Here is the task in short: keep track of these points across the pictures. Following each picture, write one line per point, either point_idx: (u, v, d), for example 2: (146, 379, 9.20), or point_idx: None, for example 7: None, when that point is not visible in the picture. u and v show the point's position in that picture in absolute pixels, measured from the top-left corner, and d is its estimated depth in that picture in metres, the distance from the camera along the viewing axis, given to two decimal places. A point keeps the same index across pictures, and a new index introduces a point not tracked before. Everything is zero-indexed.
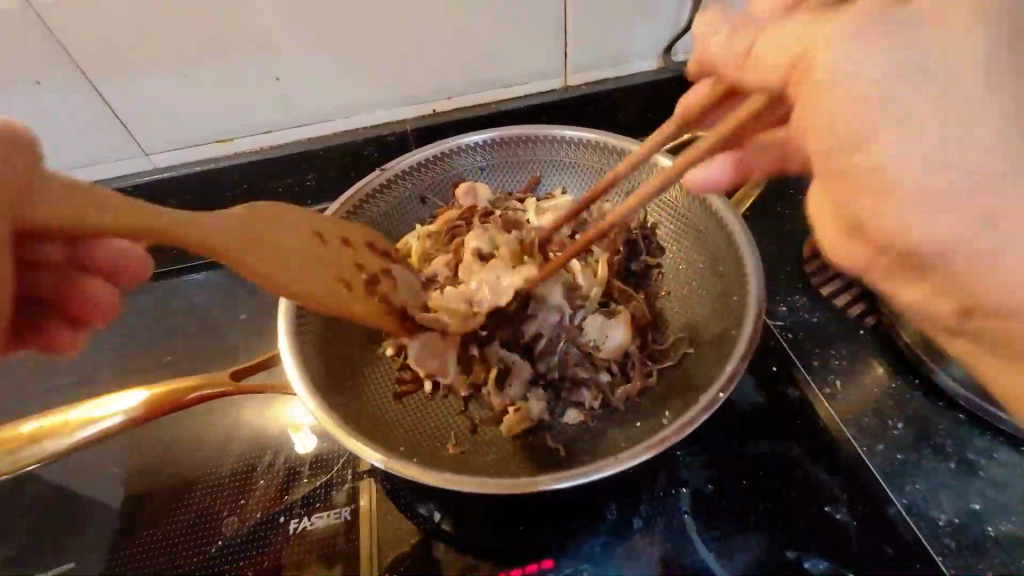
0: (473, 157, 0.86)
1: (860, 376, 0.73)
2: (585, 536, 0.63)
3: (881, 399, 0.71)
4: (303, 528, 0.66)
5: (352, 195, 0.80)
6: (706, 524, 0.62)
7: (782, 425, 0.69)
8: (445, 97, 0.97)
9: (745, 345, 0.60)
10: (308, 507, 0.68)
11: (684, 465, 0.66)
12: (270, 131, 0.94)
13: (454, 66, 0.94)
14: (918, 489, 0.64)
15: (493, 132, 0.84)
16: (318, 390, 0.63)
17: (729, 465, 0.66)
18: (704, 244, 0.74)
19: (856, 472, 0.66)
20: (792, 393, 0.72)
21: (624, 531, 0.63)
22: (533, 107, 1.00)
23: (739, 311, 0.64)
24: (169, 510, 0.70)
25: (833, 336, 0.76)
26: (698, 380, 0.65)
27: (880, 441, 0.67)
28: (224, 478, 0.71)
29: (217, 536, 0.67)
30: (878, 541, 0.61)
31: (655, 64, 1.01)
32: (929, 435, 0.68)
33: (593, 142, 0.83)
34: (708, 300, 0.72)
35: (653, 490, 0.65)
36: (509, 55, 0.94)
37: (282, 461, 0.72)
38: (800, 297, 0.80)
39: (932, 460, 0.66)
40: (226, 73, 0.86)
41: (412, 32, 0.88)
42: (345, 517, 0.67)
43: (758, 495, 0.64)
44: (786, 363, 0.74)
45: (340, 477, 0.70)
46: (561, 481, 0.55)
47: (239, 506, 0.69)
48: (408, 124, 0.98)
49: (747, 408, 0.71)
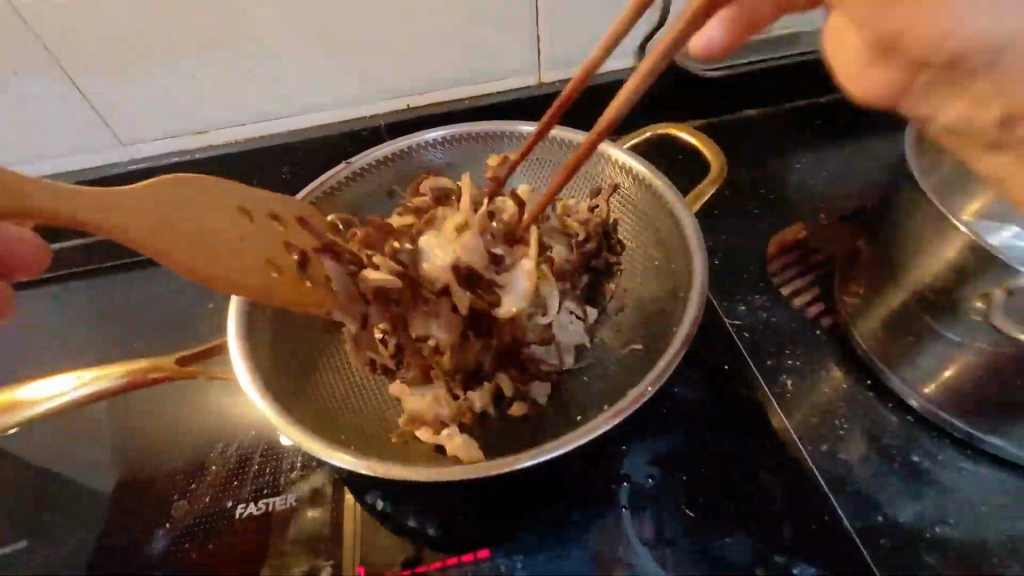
0: (439, 152, 0.87)
1: (813, 377, 0.73)
2: (523, 528, 0.63)
3: (833, 400, 0.71)
4: (249, 512, 0.68)
5: (314, 189, 0.80)
6: (645, 518, 0.63)
7: (730, 424, 0.69)
8: (419, 93, 0.97)
9: (684, 339, 0.60)
10: (256, 493, 0.69)
11: (627, 460, 0.66)
12: (244, 125, 0.95)
13: (426, 62, 0.94)
14: (862, 490, 0.64)
15: (455, 126, 0.84)
16: (265, 378, 0.64)
17: (673, 461, 0.66)
18: (658, 241, 0.75)
19: (800, 472, 0.65)
20: (744, 392, 0.71)
21: (564, 523, 0.64)
22: (506, 104, 1.00)
23: (682, 309, 0.65)
24: (123, 495, 0.71)
25: (789, 335, 0.76)
26: (640, 378, 0.66)
27: (827, 442, 0.67)
28: (177, 464, 0.72)
29: (167, 517, 0.68)
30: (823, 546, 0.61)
31: (631, 62, 1.01)
32: (878, 437, 0.68)
33: (554, 136, 0.83)
34: (659, 299, 0.72)
35: (594, 485, 0.65)
36: (482, 53, 0.94)
37: (234, 448, 0.73)
38: (760, 297, 0.80)
39: (879, 461, 0.66)
40: (198, 65, 0.86)
41: (412, 32, 0.89)
42: (291, 504, 0.68)
43: (700, 492, 0.64)
44: (740, 361, 0.74)
45: (290, 464, 0.71)
46: (489, 468, 0.56)
47: (190, 490, 0.70)
48: (381, 119, 0.98)
49: (696, 405, 0.70)
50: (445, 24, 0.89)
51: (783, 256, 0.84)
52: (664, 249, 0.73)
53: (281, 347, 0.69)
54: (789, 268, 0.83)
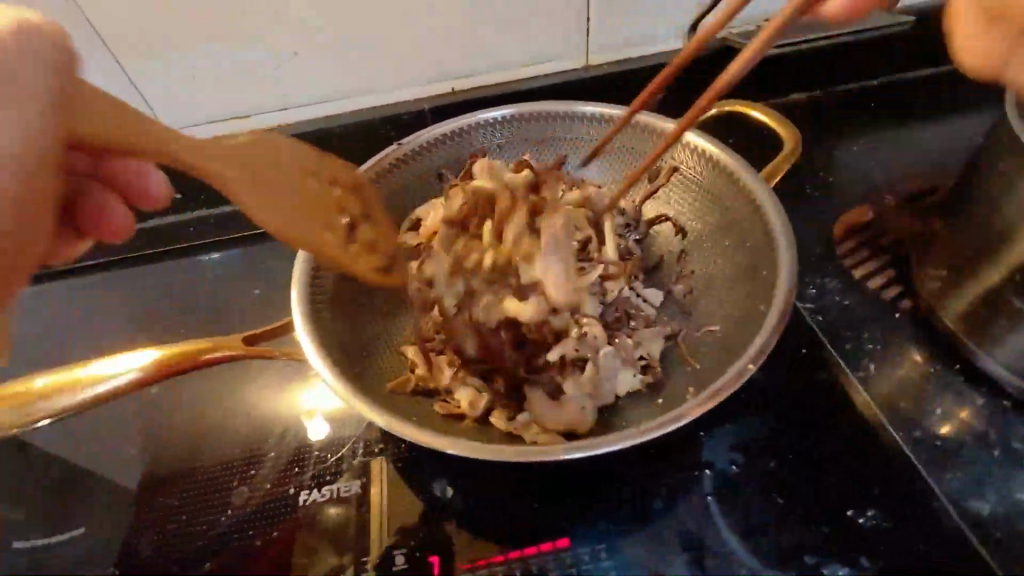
0: (491, 134, 0.84)
1: (896, 362, 0.69)
2: (602, 518, 0.60)
3: (919, 385, 0.67)
4: (313, 499, 0.65)
5: (369, 168, 0.79)
6: (733, 508, 0.59)
7: (813, 410, 0.66)
8: (465, 75, 0.94)
9: (775, 319, 0.57)
10: (319, 480, 0.66)
11: (707, 447, 0.63)
12: (285, 109, 0.92)
13: (473, 42, 0.90)
14: (960, 478, 0.61)
15: (511, 107, 0.82)
16: (332, 362, 0.62)
17: (756, 448, 0.63)
18: (728, 219, 0.71)
19: (893, 458, 0.62)
20: (823, 377, 0.68)
21: (645, 513, 0.60)
22: (555, 87, 0.96)
23: (767, 286, 0.62)
24: (180, 481, 0.69)
25: (866, 319, 0.73)
26: (723, 359, 0.62)
27: (917, 428, 0.64)
28: (235, 451, 0.70)
29: (228, 505, 0.66)
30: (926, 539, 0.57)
31: (682, 44, 0.97)
32: (970, 422, 0.64)
33: (613, 117, 0.81)
34: (735, 278, 0.68)
35: (676, 472, 0.62)
36: (530, 33, 0.91)
37: (292, 435, 0.70)
38: (831, 281, 0.77)
39: (974, 447, 0.62)
40: (243, 47, 0.84)
41: (431, 16, 0.86)
42: (356, 491, 0.65)
43: (788, 481, 0.61)
44: (817, 345, 0.71)
45: (352, 451, 0.68)
46: (565, 451, 0.52)
47: (250, 477, 0.68)
48: (426, 103, 0.95)
49: (774, 393, 0.67)
50: (462, 29, 0.89)
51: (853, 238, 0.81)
52: (736, 227, 0.70)
53: (343, 330, 0.67)
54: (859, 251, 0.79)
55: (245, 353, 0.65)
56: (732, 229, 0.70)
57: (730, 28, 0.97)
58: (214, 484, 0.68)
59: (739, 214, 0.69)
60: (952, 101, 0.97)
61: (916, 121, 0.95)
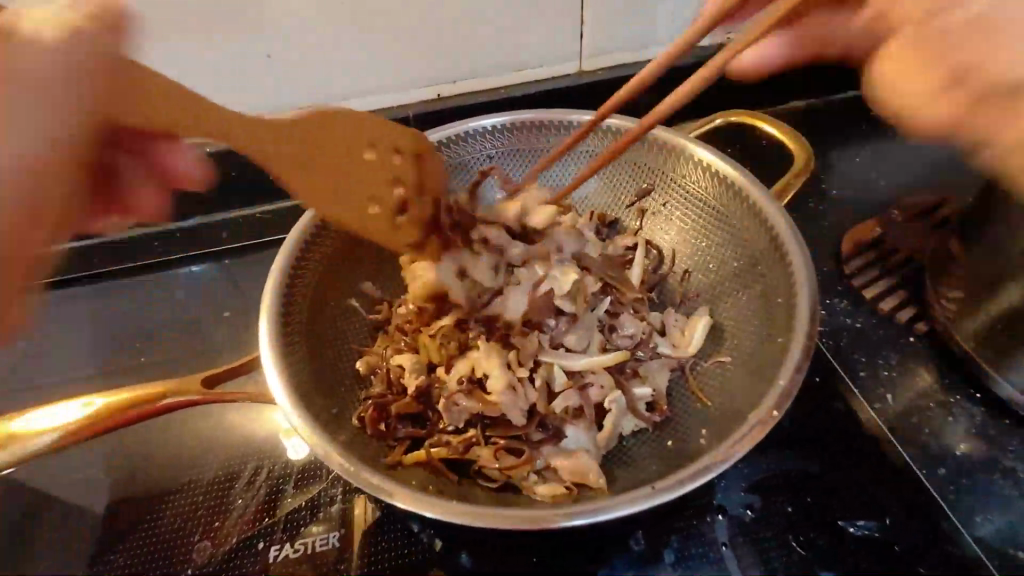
0: (482, 144, 0.78)
1: (915, 390, 0.65)
2: (607, 570, 0.55)
3: (940, 416, 0.63)
4: (284, 556, 0.58)
5: None
6: (748, 555, 0.55)
7: (829, 446, 0.61)
8: (450, 80, 0.88)
9: (800, 356, 0.53)
10: (291, 532, 0.60)
11: (719, 489, 0.59)
12: (258, 115, 0.86)
13: (458, 45, 0.85)
14: (990, 520, 0.56)
15: (504, 116, 0.76)
16: (309, 404, 0.55)
17: (771, 489, 0.59)
18: (738, 242, 0.67)
19: (916, 497, 0.58)
20: (838, 407, 0.64)
21: (655, 564, 0.55)
22: (545, 94, 0.91)
23: (786, 316, 0.57)
24: (134, 529, 0.62)
25: (881, 343, 0.68)
26: (742, 395, 0.56)
27: (942, 463, 0.60)
28: (197, 497, 0.63)
29: (187, 564, 0.59)
30: None
31: (679, 49, 0.92)
32: (997, 456, 0.60)
33: (616, 129, 0.75)
34: (747, 305, 0.64)
35: (686, 517, 0.57)
36: (519, 36, 0.85)
37: (264, 477, 0.64)
38: (841, 302, 0.72)
39: (1003, 486, 0.58)
40: (207, 45, 0.77)
41: (409, 21, 0.80)
42: (333, 544, 0.59)
43: (807, 526, 0.56)
44: (831, 374, 0.66)
45: (328, 497, 0.62)
46: (564, 517, 0.47)
47: (213, 529, 0.61)
48: (409, 109, 0.89)
49: (786, 426, 0.63)
50: (448, 30, 0.83)
51: (864, 255, 0.76)
52: (748, 251, 0.65)
53: (317, 364, 0.61)
54: (872, 268, 0.74)
55: (206, 397, 0.58)
56: (744, 253, 0.66)
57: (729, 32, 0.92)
58: (172, 538, 0.61)
59: (752, 237, 0.64)
60: None
61: None
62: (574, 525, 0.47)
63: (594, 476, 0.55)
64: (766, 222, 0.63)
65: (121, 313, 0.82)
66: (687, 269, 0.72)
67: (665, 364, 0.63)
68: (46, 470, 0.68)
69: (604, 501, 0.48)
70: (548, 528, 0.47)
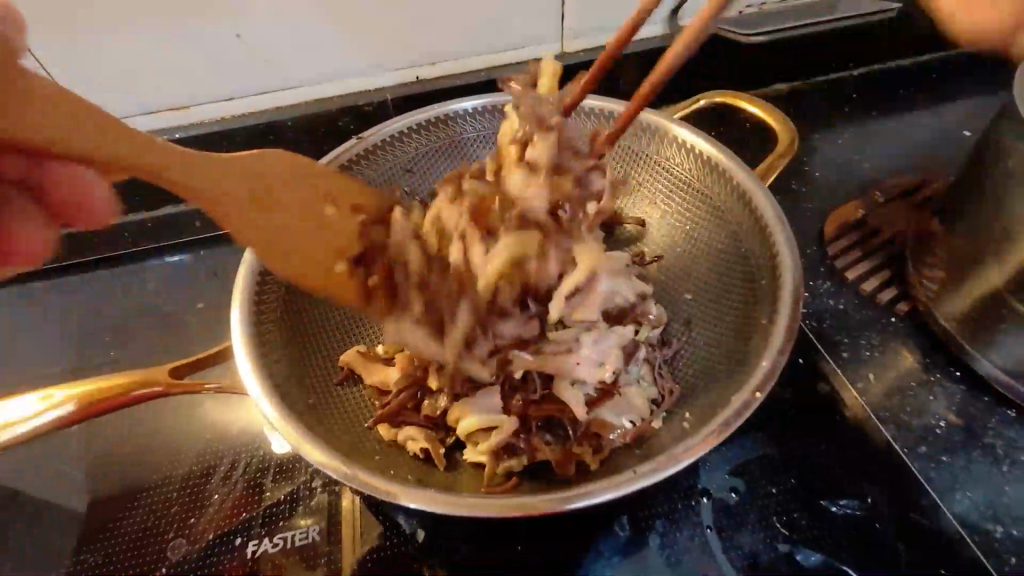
0: (464, 126, 0.76)
1: (896, 369, 0.65)
2: (592, 554, 0.55)
3: (921, 395, 0.63)
4: (263, 550, 0.57)
5: (326, 164, 0.70)
6: (733, 537, 0.55)
7: (811, 425, 0.61)
8: (429, 62, 0.86)
9: (783, 336, 0.52)
10: (269, 527, 0.58)
11: (704, 472, 0.58)
12: (230, 98, 0.82)
13: (436, 26, 0.82)
14: (969, 496, 0.57)
15: (485, 98, 0.74)
16: (283, 395, 0.53)
17: (754, 470, 0.58)
18: (724, 223, 0.66)
19: (896, 472, 0.58)
20: (823, 388, 0.64)
21: (640, 547, 0.55)
22: (528, 75, 0.89)
23: (771, 299, 0.56)
24: (108, 526, 0.60)
25: (863, 325, 0.68)
26: (730, 373, 0.56)
27: (923, 442, 0.60)
28: (172, 494, 0.61)
29: (162, 561, 0.57)
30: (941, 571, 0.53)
31: (663, 30, 0.90)
32: (977, 434, 0.60)
33: (601, 111, 0.73)
34: (733, 288, 0.63)
35: (672, 501, 0.57)
36: (500, 18, 0.83)
37: (241, 471, 0.62)
38: (825, 283, 0.72)
39: (983, 463, 0.59)
40: (176, 32, 0.74)
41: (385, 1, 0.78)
42: (313, 538, 0.57)
43: (792, 506, 0.56)
44: (814, 354, 0.66)
45: (308, 489, 0.60)
46: (543, 504, 0.46)
47: (189, 525, 0.59)
48: (387, 92, 0.86)
49: (771, 408, 0.63)
50: (425, 12, 0.80)
51: (848, 235, 0.75)
52: (732, 233, 0.64)
53: (296, 354, 0.59)
54: (854, 248, 0.74)
55: (179, 387, 0.58)
56: (730, 236, 0.65)
57: (713, 12, 0.90)
58: (146, 536, 0.59)
59: (738, 221, 0.63)
60: (945, 89, 0.93)
61: (899, 114, 0.91)
62: (551, 512, 0.46)
63: (576, 447, 0.55)
64: (753, 206, 0.62)
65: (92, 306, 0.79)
66: (681, 244, 0.70)
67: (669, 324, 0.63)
68: (17, 464, 0.66)
69: (584, 487, 0.47)
70: (527, 515, 0.46)
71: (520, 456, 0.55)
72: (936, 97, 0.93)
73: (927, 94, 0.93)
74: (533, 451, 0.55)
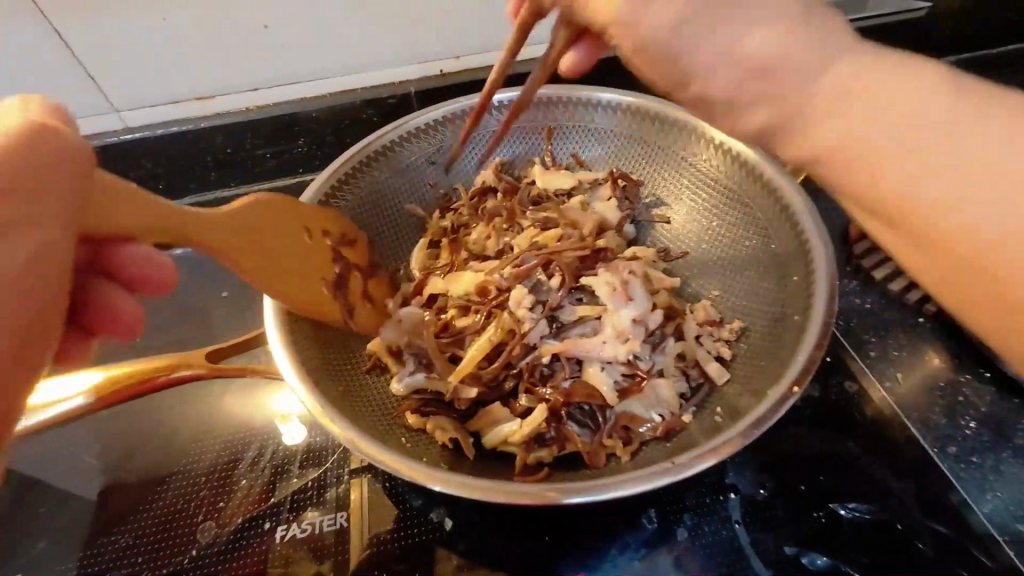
0: (490, 120, 0.76)
1: (924, 368, 0.65)
2: (619, 547, 0.55)
3: (950, 395, 0.63)
4: (291, 535, 0.57)
5: (355, 154, 0.70)
6: (761, 533, 0.55)
7: (839, 423, 0.61)
8: (454, 55, 0.86)
9: (816, 330, 0.52)
10: (297, 512, 0.59)
11: (731, 467, 0.58)
12: (255, 89, 0.83)
13: (462, 20, 0.82)
14: (1000, 498, 0.56)
15: (512, 91, 0.74)
16: (314, 380, 0.54)
17: (782, 466, 0.58)
18: (751, 220, 0.65)
19: (925, 472, 0.58)
20: (849, 386, 0.64)
21: (668, 542, 0.55)
22: None
23: (803, 294, 0.56)
24: (137, 509, 0.61)
25: (890, 324, 0.68)
26: (758, 368, 0.56)
27: (952, 443, 0.60)
28: (200, 479, 0.62)
29: (191, 545, 0.58)
30: None
31: None
32: (1008, 435, 0.60)
33: (628, 106, 0.73)
34: (761, 283, 0.62)
35: (698, 495, 0.57)
36: None
37: (269, 458, 0.63)
38: (851, 282, 0.72)
39: (1014, 464, 0.58)
40: (205, 21, 0.74)
41: None
42: (341, 524, 0.58)
43: (819, 503, 0.56)
44: (841, 352, 0.66)
45: (335, 476, 0.61)
46: (576, 494, 0.46)
47: (217, 510, 0.60)
48: (412, 85, 0.87)
49: (798, 405, 0.62)
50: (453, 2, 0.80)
51: None
52: (761, 227, 0.64)
53: (327, 341, 0.60)
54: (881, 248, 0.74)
55: (210, 370, 0.59)
56: (759, 233, 0.64)
57: None
58: (175, 519, 0.59)
59: (768, 216, 0.63)
60: None
61: None
62: (586, 501, 0.46)
63: (607, 440, 0.55)
64: (784, 201, 0.61)
65: None
66: (707, 239, 0.70)
67: (704, 322, 0.62)
68: (47, 447, 0.67)
69: (617, 477, 0.47)
70: (560, 502, 0.46)
71: (551, 446, 0.55)
72: None
73: None
74: (563, 441, 0.55)
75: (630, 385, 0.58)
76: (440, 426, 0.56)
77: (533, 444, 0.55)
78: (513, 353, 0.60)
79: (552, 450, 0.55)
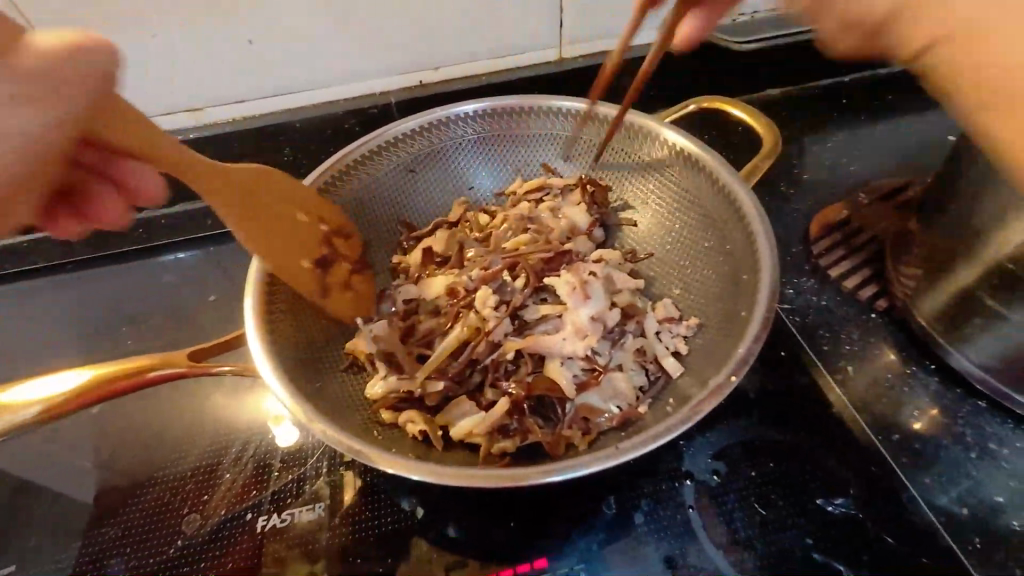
0: (463, 129, 0.79)
1: (875, 361, 0.68)
2: (580, 532, 0.58)
3: (896, 385, 0.66)
4: (271, 525, 0.61)
5: (333, 163, 0.73)
6: (713, 516, 0.58)
7: (791, 414, 0.65)
8: (432, 66, 0.89)
9: (759, 325, 0.55)
10: (278, 503, 0.62)
11: (688, 456, 0.62)
12: (241, 100, 0.86)
13: (440, 33, 0.86)
14: (938, 480, 0.60)
15: (484, 101, 0.77)
16: (292, 378, 0.57)
17: (736, 454, 0.62)
18: (710, 223, 0.69)
19: (870, 457, 0.61)
20: (803, 379, 0.67)
21: (626, 527, 0.58)
22: (527, 80, 0.92)
23: (750, 291, 0.59)
24: (126, 503, 0.64)
25: (844, 320, 0.72)
26: (709, 361, 0.60)
27: (897, 430, 0.63)
28: (186, 473, 0.65)
29: (177, 536, 0.61)
30: (922, 556, 0.55)
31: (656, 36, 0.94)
32: (949, 423, 0.64)
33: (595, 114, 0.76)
34: (716, 283, 0.66)
35: (655, 483, 0.61)
36: (501, 25, 0.87)
37: (252, 453, 0.66)
38: (808, 280, 0.75)
39: (953, 449, 0.62)
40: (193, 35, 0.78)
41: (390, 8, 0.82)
42: (319, 515, 0.61)
43: (770, 488, 0.60)
44: (796, 347, 0.69)
45: (314, 469, 0.64)
46: (535, 476, 0.49)
47: (202, 502, 0.63)
48: (393, 95, 0.90)
49: (754, 398, 0.66)
50: (430, 17, 0.84)
51: (831, 235, 0.79)
52: (717, 230, 0.68)
53: (305, 341, 0.63)
54: (838, 248, 0.78)
55: (193, 369, 0.61)
56: (716, 235, 0.68)
57: None
58: (162, 511, 0.63)
59: (724, 219, 0.67)
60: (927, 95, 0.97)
61: (883, 120, 0.94)
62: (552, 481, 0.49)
63: (567, 430, 0.58)
64: (737, 205, 0.65)
65: (108, 298, 0.83)
66: (670, 241, 0.74)
67: (662, 319, 0.66)
68: (40, 445, 0.70)
69: (574, 460, 0.50)
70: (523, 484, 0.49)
71: (513, 437, 0.58)
72: (918, 103, 0.97)
73: (913, 99, 0.96)
74: (526, 433, 0.59)
75: (590, 379, 0.61)
76: (410, 420, 0.60)
77: (495, 436, 0.58)
78: (479, 351, 0.64)
79: (514, 440, 0.58)
